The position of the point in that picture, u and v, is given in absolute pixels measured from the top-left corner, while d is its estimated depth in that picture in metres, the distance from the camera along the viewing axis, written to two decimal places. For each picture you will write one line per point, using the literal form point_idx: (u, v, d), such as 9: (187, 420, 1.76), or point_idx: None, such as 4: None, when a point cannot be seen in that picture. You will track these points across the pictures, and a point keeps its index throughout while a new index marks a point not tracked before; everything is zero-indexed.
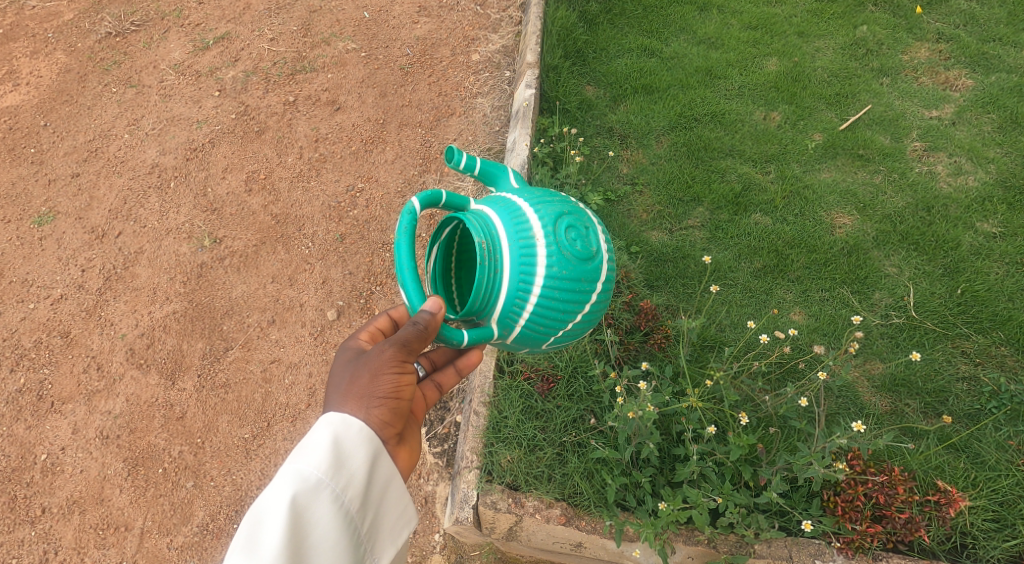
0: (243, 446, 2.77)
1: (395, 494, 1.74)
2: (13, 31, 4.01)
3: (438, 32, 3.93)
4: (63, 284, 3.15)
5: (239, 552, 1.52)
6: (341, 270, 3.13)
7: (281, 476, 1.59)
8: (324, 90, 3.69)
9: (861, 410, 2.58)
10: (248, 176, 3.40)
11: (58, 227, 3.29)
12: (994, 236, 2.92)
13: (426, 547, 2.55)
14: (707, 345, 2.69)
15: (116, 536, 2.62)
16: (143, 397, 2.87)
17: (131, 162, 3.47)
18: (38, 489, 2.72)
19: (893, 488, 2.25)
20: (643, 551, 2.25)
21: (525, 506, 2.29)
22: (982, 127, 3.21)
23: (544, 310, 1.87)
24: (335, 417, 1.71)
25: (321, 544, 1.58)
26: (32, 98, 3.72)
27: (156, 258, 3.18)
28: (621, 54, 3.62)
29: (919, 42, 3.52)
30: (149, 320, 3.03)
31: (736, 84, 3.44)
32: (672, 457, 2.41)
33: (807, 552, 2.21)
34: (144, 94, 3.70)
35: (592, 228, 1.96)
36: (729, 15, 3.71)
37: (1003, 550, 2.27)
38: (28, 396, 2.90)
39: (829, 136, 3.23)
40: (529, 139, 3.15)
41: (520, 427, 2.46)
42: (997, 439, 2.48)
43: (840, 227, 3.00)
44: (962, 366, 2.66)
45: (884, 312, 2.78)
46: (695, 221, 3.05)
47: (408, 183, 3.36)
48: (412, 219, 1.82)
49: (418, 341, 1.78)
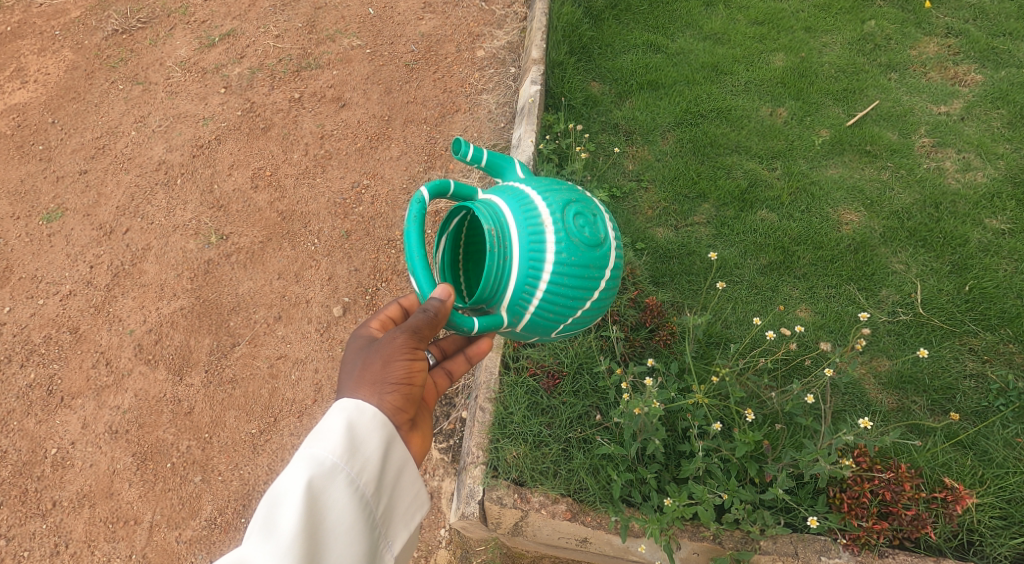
0: (250, 441, 2.78)
1: (408, 479, 1.75)
2: (20, 29, 4.03)
3: (443, 29, 3.92)
4: (72, 280, 3.17)
5: (257, 535, 1.53)
6: (347, 266, 3.14)
7: (296, 459, 1.60)
8: (329, 87, 3.69)
9: (868, 407, 2.58)
10: (254, 173, 3.41)
11: (66, 224, 3.31)
12: (1002, 233, 2.90)
13: (431, 542, 2.57)
14: (712, 342, 2.70)
15: (125, 529, 2.64)
16: (151, 392, 2.89)
17: (138, 159, 3.49)
18: (48, 483, 2.74)
19: (900, 485, 2.23)
20: (649, 547, 2.23)
21: (530, 501, 2.29)
22: (991, 123, 3.19)
23: (554, 296, 1.87)
24: (349, 403, 1.71)
25: (338, 527, 1.58)
26: (39, 96, 3.74)
27: (163, 254, 3.20)
28: (627, 50, 3.61)
29: (928, 36, 3.49)
30: (157, 316, 3.05)
31: (742, 80, 3.42)
32: (678, 453, 2.42)
33: (813, 548, 2.20)
34: (151, 91, 3.71)
35: (599, 216, 1.96)
36: (736, 10, 3.68)
37: (1010, 547, 2.26)
38: (38, 391, 2.92)
39: (836, 131, 3.21)
40: (533, 135, 3.16)
41: (525, 422, 2.46)
42: (1005, 437, 2.47)
43: (846, 223, 2.98)
44: (969, 363, 2.64)
45: (891, 309, 2.76)
46: (700, 217, 3.04)
47: (413, 179, 3.37)
48: (420, 208, 1.82)
49: (428, 328, 1.77)
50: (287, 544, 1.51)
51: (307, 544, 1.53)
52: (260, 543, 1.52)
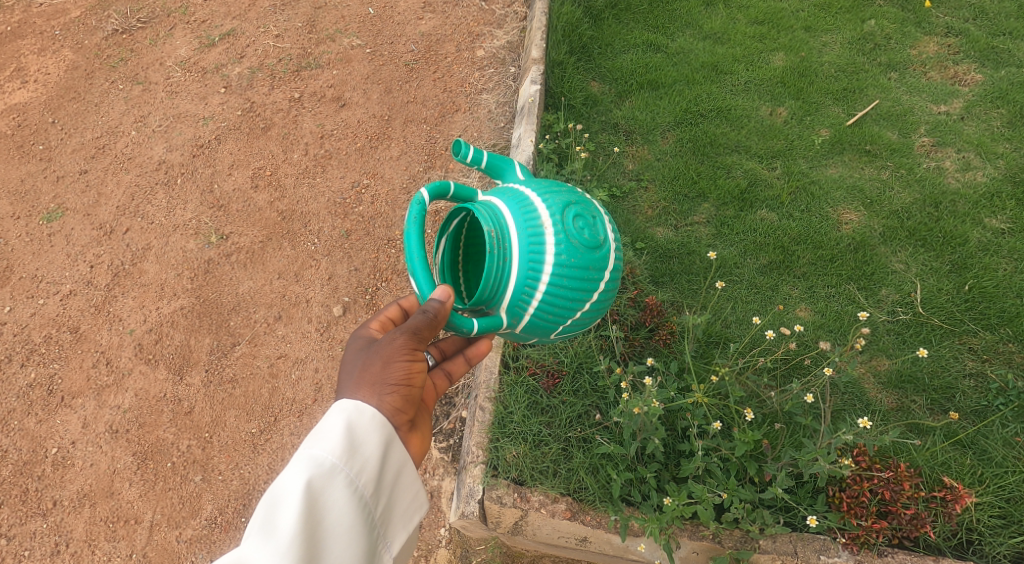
0: (251, 441, 2.79)
1: (407, 480, 1.75)
2: (20, 28, 4.03)
3: (442, 28, 3.92)
4: (72, 280, 3.17)
5: (256, 534, 1.54)
6: (348, 266, 3.14)
7: (296, 459, 1.60)
8: (329, 87, 3.69)
9: (867, 406, 2.59)
10: (254, 173, 3.41)
11: (66, 224, 3.32)
12: (1002, 232, 2.90)
13: (432, 541, 2.57)
14: (712, 341, 2.70)
15: (126, 529, 2.65)
16: (151, 392, 2.89)
17: (138, 158, 3.49)
18: (49, 482, 2.75)
19: (899, 484, 2.25)
20: (648, 546, 2.23)
21: (530, 500, 2.29)
22: (991, 122, 3.19)
23: (553, 299, 1.88)
24: (348, 404, 1.71)
25: (337, 528, 1.59)
26: (39, 96, 3.74)
27: (163, 254, 3.20)
28: (627, 49, 3.61)
29: (928, 36, 3.49)
30: (157, 315, 3.05)
31: (742, 80, 3.42)
32: (677, 452, 2.42)
33: (812, 547, 2.20)
34: (150, 91, 3.71)
35: (599, 218, 1.97)
36: (736, 9, 3.68)
37: (1009, 546, 2.26)
38: (39, 390, 2.93)
39: (836, 131, 3.21)
40: (533, 135, 3.16)
41: (525, 422, 2.46)
42: (1003, 436, 2.47)
43: (846, 223, 2.98)
44: (968, 363, 2.64)
45: (891, 309, 2.76)
46: (700, 217, 3.04)
47: (413, 179, 3.37)
48: (421, 209, 1.82)
49: (428, 329, 1.78)
50: (286, 544, 1.52)
51: (305, 544, 1.54)
52: (259, 543, 1.52)
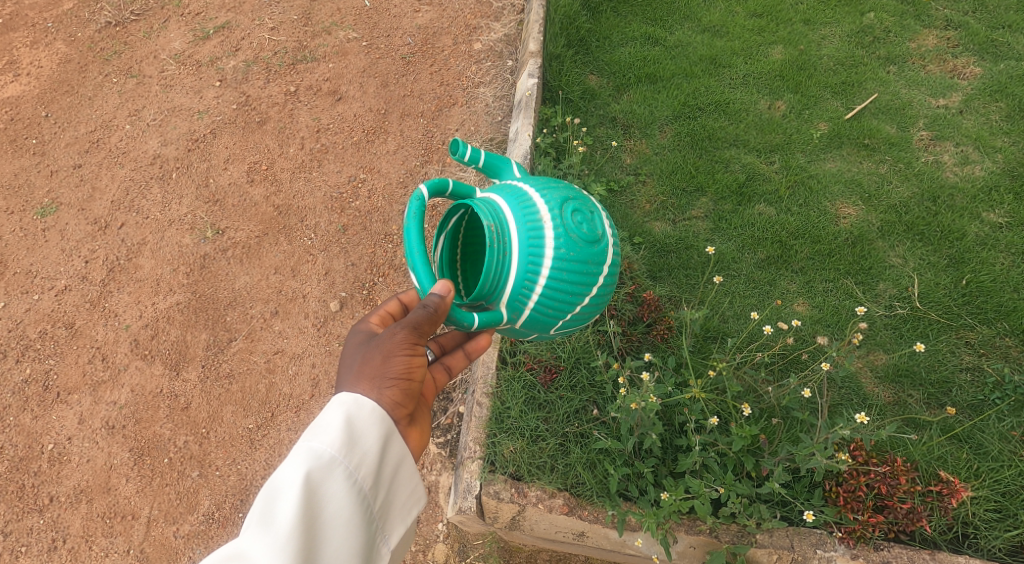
0: (248, 436, 2.78)
1: (406, 474, 1.74)
2: (12, 20, 4.00)
3: (439, 21, 3.89)
4: (67, 275, 3.15)
5: (254, 526, 1.53)
6: (344, 261, 3.13)
7: (295, 452, 1.59)
8: (324, 80, 3.67)
9: (864, 401, 2.59)
10: (250, 167, 3.39)
11: (61, 218, 3.30)
12: (1000, 227, 2.89)
13: (429, 536, 2.57)
14: (710, 336, 2.70)
15: (123, 524, 2.65)
16: (148, 388, 2.88)
17: (132, 153, 3.47)
18: (45, 478, 2.74)
19: (896, 478, 2.28)
20: (645, 541, 2.24)
21: (528, 495, 2.30)
22: (989, 116, 3.18)
23: (553, 292, 1.87)
24: (347, 397, 1.70)
25: (335, 521, 1.58)
26: (32, 89, 3.71)
27: (159, 249, 3.19)
28: (625, 43, 3.59)
29: (927, 29, 3.47)
30: (153, 311, 3.04)
31: (741, 73, 3.40)
32: (675, 447, 2.41)
33: (808, 542, 2.20)
34: (144, 84, 3.69)
35: (597, 213, 1.96)
36: (734, 2, 3.66)
37: (1004, 539, 2.28)
38: (34, 387, 2.92)
39: (834, 125, 3.20)
40: (531, 129, 3.15)
41: (522, 417, 2.46)
42: (1000, 430, 2.47)
43: (844, 217, 2.97)
44: (965, 357, 2.65)
45: (888, 303, 2.77)
46: (699, 212, 3.03)
47: (410, 174, 3.35)
48: (420, 205, 1.81)
49: (428, 324, 1.77)
50: (285, 535, 1.52)
51: (303, 538, 1.53)
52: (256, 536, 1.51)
